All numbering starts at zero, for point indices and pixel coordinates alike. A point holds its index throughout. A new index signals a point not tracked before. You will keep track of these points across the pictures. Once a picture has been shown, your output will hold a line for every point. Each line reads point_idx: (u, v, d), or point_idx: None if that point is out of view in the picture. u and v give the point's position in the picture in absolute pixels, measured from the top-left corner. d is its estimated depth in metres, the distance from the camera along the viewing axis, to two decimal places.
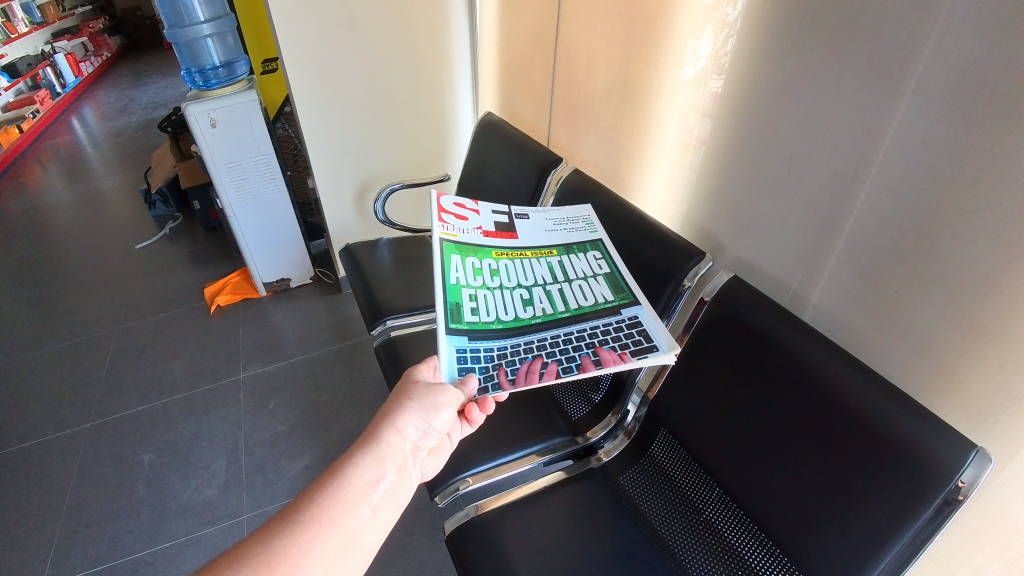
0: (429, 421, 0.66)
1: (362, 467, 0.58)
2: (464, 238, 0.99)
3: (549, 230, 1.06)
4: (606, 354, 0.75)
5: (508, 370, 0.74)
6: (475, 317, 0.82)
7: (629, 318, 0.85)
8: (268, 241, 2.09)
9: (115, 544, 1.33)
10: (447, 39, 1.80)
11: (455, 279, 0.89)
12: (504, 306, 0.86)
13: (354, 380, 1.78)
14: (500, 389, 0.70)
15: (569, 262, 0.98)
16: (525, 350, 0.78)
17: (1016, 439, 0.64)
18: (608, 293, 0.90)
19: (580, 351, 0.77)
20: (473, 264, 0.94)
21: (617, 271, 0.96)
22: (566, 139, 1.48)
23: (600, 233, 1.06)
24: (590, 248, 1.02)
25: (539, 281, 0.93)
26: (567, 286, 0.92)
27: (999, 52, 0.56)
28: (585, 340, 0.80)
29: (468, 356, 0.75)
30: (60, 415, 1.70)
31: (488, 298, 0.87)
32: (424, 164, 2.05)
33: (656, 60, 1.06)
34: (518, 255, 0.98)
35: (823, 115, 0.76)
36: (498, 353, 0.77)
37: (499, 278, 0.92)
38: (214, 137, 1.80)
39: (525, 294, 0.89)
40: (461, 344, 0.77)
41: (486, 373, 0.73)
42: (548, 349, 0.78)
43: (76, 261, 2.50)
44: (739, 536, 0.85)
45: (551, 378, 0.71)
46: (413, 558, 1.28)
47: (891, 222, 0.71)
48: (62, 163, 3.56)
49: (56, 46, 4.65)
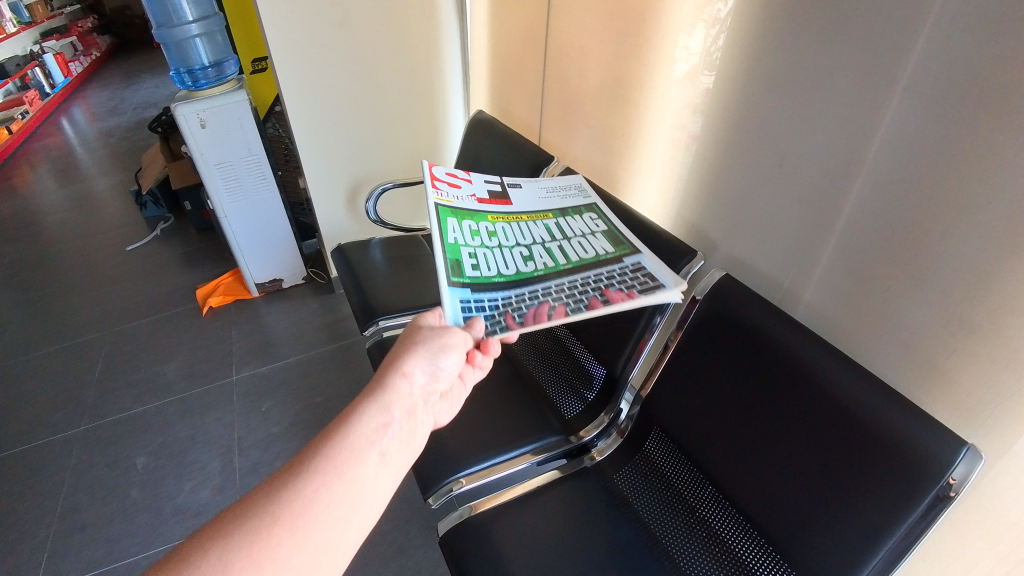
0: (436, 364, 0.65)
1: (368, 413, 0.57)
2: (458, 204, 0.98)
3: (541, 198, 1.07)
4: (612, 295, 0.75)
5: (516, 314, 0.71)
6: (476, 272, 0.80)
7: (631, 266, 0.86)
8: (259, 241, 2.08)
9: (110, 549, 1.32)
10: (438, 37, 1.79)
11: (454, 239, 0.87)
12: (505, 261, 0.85)
13: (348, 381, 1.78)
14: (509, 330, 0.68)
15: (566, 222, 0.99)
16: (531, 297, 0.76)
17: (1008, 436, 0.64)
18: (607, 246, 0.92)
19: (588, 293, 0.76)
20: (470, 226, 0.92)
21: (614, 228, 0.99)
22: (557, 138, 1.47)
23: (593, 198, 1.10)
24: (585, 211, 1.05)
25: (537, 239, 0.92)
26: (566, 242, 0.92)
27: (986, 52, 0.57)
28: (591, 285, 0.79)
29: (472, 306, 0.73)
30: (53, 419, 1.68)
31: (488, 255, 0.86)
32: (416, 163, 2.04)
33: (648, 56, 1.06)
34: (513, 218, 0.98)
35: (815, 113, 0.76)
36: (504, 302, 0.74)
37: (498, 238, 0.91)
38: (205, 138, 1.78)
39: (525, 251, 0.88)
40: (464, 295, 0.74)
41: (493, 318, 0.71)
42: (554, 294, 0.76)
43: (68, 264, 2.48)
44: (733, 533, 0.85)
45: (562, 317, 0.69)
46: (408, 558, 1.28)
47: (883, 220, 0.71)
48: (53, 164, 3.52)
49: (45, 46, 4.60)
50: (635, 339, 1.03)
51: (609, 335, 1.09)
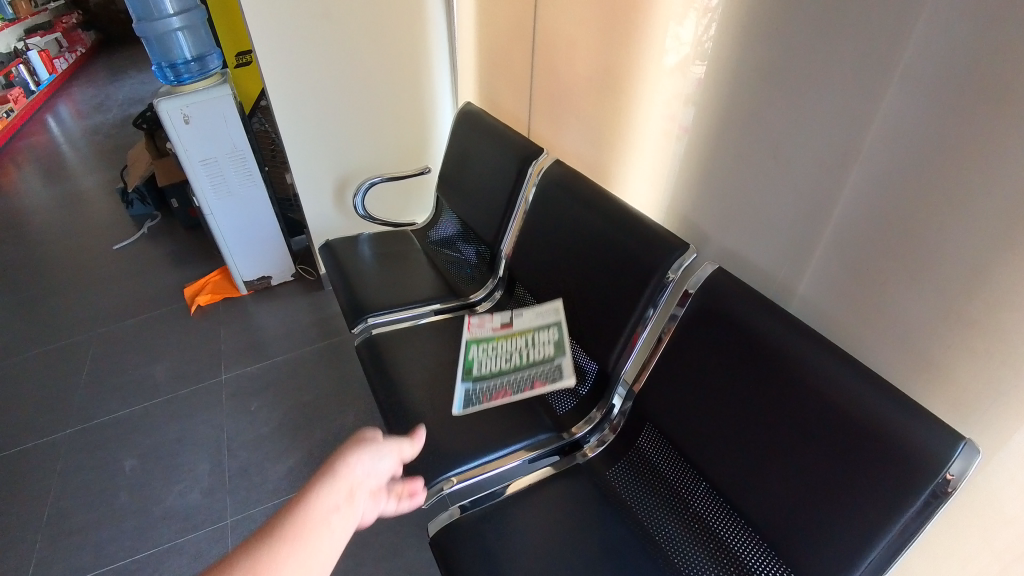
0: (373, 474, 0.57)
1: (290, 526, 0.48)
2: (485, 331, 1.31)
3: (536, 316, 1.27)
4: (534, 382, 1.13)
5: (487, 391, 1.14)
6: (476, 371, 1.19)
7: (555, 371, 1.16)
8: (246, 238, 2.04)
9: (98, 554, 1.29)
10: (425, 29, 1.77)
11: (471, 352, 1.25)
12: (489, 363, 1.21)
13: (338, 380, 1.75)
14: (479, 401, 1.12)
15: (537, 336, 1.22)
16: (495, 386, 1.15)
17: (1005, 431, 0.63)
18: (551, 356, 1.18)
19: (522, 387, 1.14)
20: (485, 341, 1.27)
21: (563, 341, 1.19)
22: (547, 131, 1.45)
23: (559, 316, 1.21)
24: (552, 324, 1.21)
25: (513, 358, 1.20)
26: (526, 355, 1.20)
27: (987, 37, 0.55)
28: (523, 386, 1.14)
29: (470, 388, 1.16)
30: (38, 422, 1.65)
31: (480, 363, 1.21)
32: (405, 158, 2.01)
33: (638, 47, 1.03)
34: (515, 333, 1.25)
35: (809, 103, 0.74)
36: (481, 387, 1.16)
37: (494, 354, 1.23)
38: (189, 134, 1.75)
39: (505, 365, 1.19)
40: (468, 379, 1.18)
41: (474, 392, 1.14)
42: (508, 387, 1.14)
43: (54, 264, 2.43)
44: (727, 529, 0.84)
45: (505, 396, 1.12)
46: (400, 558, 1.26)
47: (880, 212, 0.69)
48: (38, 163, 3.46)
49: (29, 43, 4.51)
50: (628, 333, 1.00)
51: (601, 329, 1.06)
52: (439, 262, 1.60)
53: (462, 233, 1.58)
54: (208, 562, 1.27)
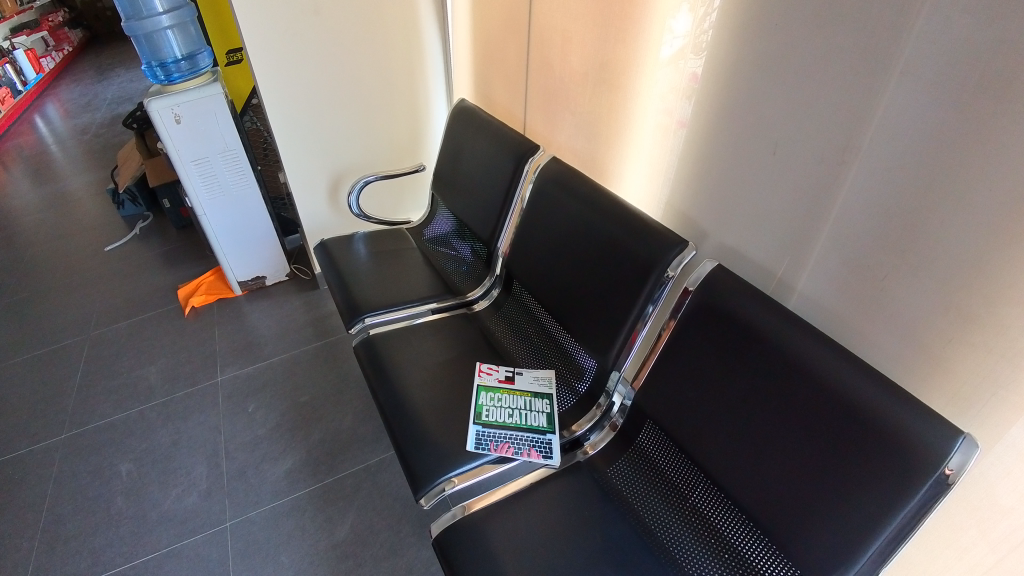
0: None
1: None
2: (494, 378, 1.21)
3: (534, 381, 1.21)
4: (528, 450, 1.05)
5: (494, 442, 1.04)
6: (485, 417, 1.10)
7: (546, 445, 1.06)
8: (240, 238, 2.02)
9: (94, 560, 1.28)
10: (416, 25, 1.75)
11: (481, 398, 1.14)
12: (495, 416, 1.10)
13: (334, 379, 1.75)
14: (489, 450, 1.02)
15: (534, 403, 1.15)
16: (498, 437, 1.06)
17: (1003, 423, 0.63)
18: (542, 426, 1.10)
19: (519, 450, 1.05)
20: (492, 390, 1.17)
21: (555, 415, 1.13)
22: (543, 126, 1.43)
23: (550, 389, 1.18)
24: (544, 397, 1.17)
25: (516, 412, 1.12)
26: (523, 417, 1.12)
27: (987, 34, 0.55)
28: (520, 449, 1.05)
29: (481, 435, 1.05)
30: (32, 428, 1.63)
31: (487, 412, 1.11)
32: (399, 154, 1.99)
33: (634, 40, 1.02)
34: (517, 391, 1.17)
35: (811, 100, 0.73)
36: (484, 435, 1.06)
37: (502, 405, 1.13)
38: (180, 133, 1.72)
39: (510, 418, 1.10)
40: (477, 424, 1.08)
41: (482, 438, 1.05)
42: (511, 446, 1.05)
43: (45, 266, 2.41)
44: (729, 523, 0.84)
45: (504, 452, 1.03)
46: (402, 557, 1.26)
47: (880, 208, 0.69)
48: (27, 164, 3.41)
49: (15, 42, 4.43)
50: (627, 330, 1.00)
51: (598, 326, 1.06)
52: (435, 259, 1.59)
53: (456, 230, 1.58)
54: (207, 566, 1.26)
